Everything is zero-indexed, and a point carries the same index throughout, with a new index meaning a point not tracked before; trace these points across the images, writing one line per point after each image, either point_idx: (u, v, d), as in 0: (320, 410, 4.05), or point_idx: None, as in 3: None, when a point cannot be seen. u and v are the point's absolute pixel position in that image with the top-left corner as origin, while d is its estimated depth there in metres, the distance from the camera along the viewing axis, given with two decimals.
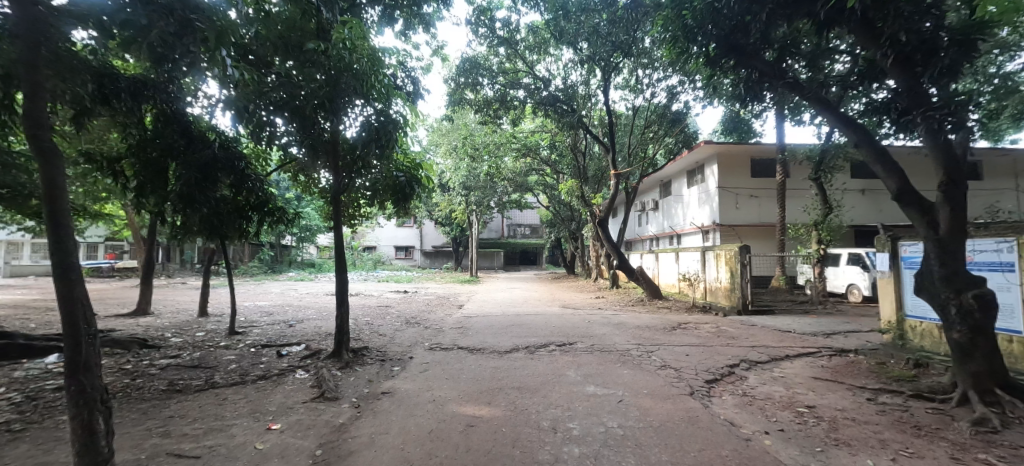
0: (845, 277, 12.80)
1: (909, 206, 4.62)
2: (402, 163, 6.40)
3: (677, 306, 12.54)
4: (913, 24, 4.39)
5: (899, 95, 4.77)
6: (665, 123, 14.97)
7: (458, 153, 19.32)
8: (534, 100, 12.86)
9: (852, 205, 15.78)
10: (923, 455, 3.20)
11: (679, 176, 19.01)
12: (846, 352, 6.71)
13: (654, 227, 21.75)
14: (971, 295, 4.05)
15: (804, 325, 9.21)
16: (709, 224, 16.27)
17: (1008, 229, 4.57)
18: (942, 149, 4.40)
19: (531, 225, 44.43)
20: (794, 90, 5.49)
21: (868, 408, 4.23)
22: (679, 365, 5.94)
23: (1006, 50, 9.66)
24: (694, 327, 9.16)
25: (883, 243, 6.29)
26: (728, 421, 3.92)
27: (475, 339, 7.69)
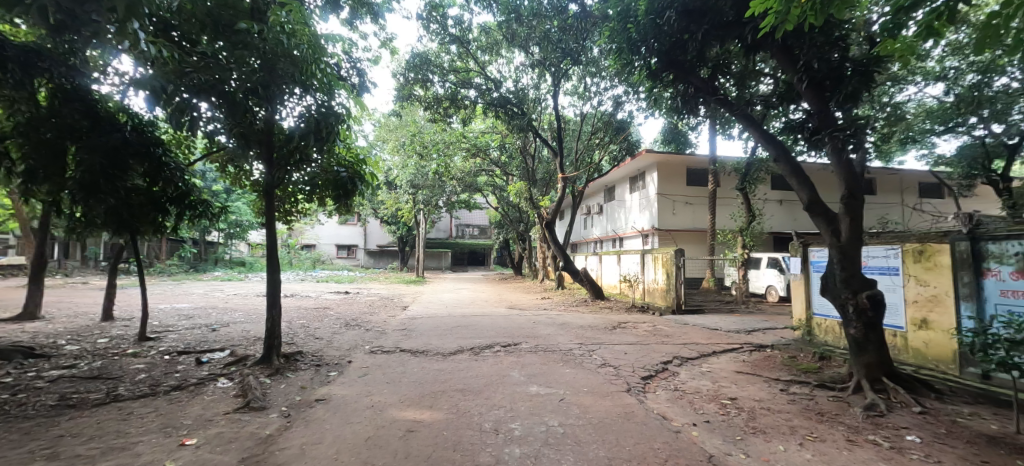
0: (765, 279, 13.99)
1: (817, 215, 5.13)
2: (343, 157, 6.17)
3: (617, 306, 13.07)
4: (822, 53, 4.96)
5: (812, 117, 5.28)
6: (611, 131, 15.54)
7: (405, 150, 18.82)
8: (485, 101, 12.83)
9: (772, 214, 17.31)
10: (825, 439, 3.56)
11: (622, 181, 19.84)
12: (763, 348, 7.35)
13: (598, 230, 22.50)
14: (865, 295, 4.59)
15: (730, 323, 9.95)
16: (648, 229, 17.12)
17: (895, 238, 5.22)
18: (846, 167, 4.96)
19: (480, 225, 44.30)
20: (723, 107, 5.86)
21: (781, 398, 4.64)
22: (617, 363, 6.18)
23: (896, 82, 11.08)
24: (633, 327, 9.58)
25: (795, 249, 6.95)
26: (660, 415, 4.13)
27: (418, 341, 7.52)
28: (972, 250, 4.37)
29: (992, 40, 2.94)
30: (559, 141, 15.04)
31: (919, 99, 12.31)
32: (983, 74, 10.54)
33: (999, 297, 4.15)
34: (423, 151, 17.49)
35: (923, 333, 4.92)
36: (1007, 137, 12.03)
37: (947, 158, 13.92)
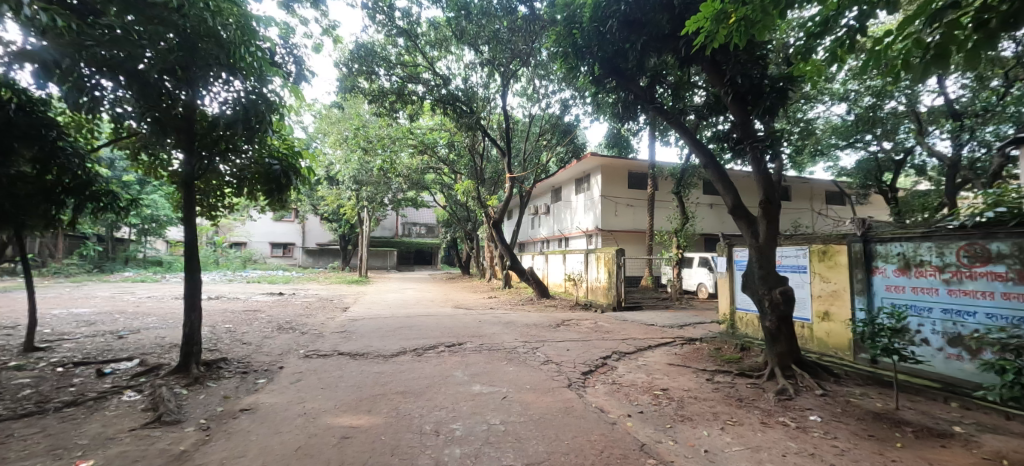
0: (697, 277, 14.98)
1: (740, 218, 5.57)
2: (276, 148, 5.74)
3: (561, 304, 13.38)
4: (746, 69, 5.40)
5: (735, 127, 5.73)
6: (558, 133, 15.99)
7: (348, 144, 18.01)
8: (433, 97, 12.58)
9: (703, 216, 18.57)
10: (742, 422, 3.89)
11: (568, 183, 20.34)
12: (693, 341, 7.87)
13: (545, 230, 22.90)
14: (779, 291, 5.07)
15: (665, 318, 10.55)
16: (592, 229, 17.70)
17: (803, 240, 5.79)
18: (765, 175, 5.42)
19: (427, 224, 43.49)
20: (659, 114, 6.22)
21: (706, 387, 5.00)
22: (560, 359, 6.34)
23: (809, 100, 12.32)
24: (576, 324, 9.86)
25: (722, 249, 7.50)
26: (598, 408, 4.29)
27: (359, 344, 7.24)
28: (864, 251, 4.95)
29: (876, 61, 3.33)
30: (508, 141, 15.06)
31: (827, 116, 13.75)
32: (876, 98, 12.01)
33: (885, 291, 4.74)
34: (367, 146, 16.83)
35: (826, 324, 5.50)
36: (894, 154, 13.77)
37: (848, 170, 15.70)
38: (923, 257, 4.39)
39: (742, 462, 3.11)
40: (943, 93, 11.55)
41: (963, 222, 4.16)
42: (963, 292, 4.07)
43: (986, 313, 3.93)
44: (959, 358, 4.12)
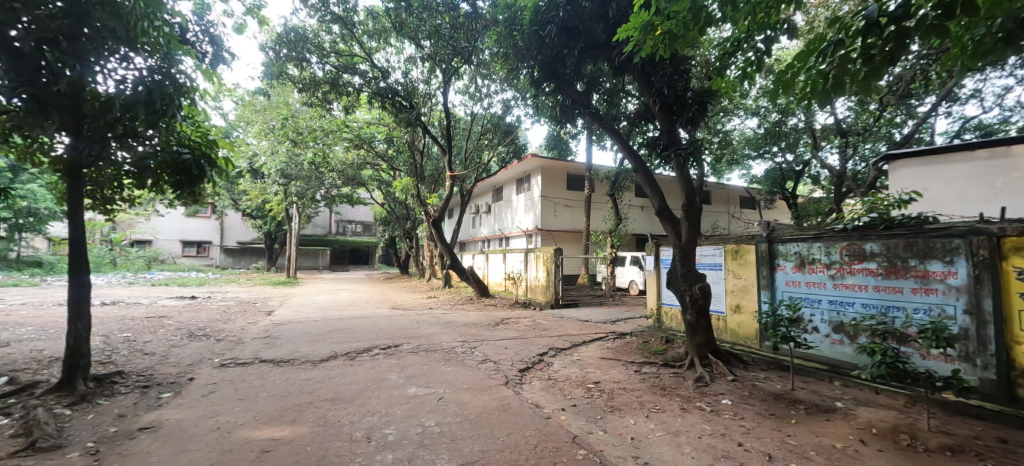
0: (628, 275, 15.81)
1: (665, 220, 5.94)
2: (187, 136, 5.11)
3: (501, 303, 13.46)
4: (671, 82, 5.77)
5: (662, 135, 6.10)
6: (500, 131, 15.87)
7: (275, 135, 16.74)
8: (371, 90, 12.01)
9: (635, 218, 19.62)
10: (665, 409, 4.16)
11: (508, 182, 20.53)
12: (624, 335, 8.29)
13: (486, 230, 22.91)
14: (698, 287, 5.51)
15: (599, 315, 11.01)
16: (532, 229, 18.00)
17: (719, 240, 6.30)
18: (687, 180, 5.83)
19: (363, 221, 41.72)
20: (594, 119, 6.45)
21: (634, 378, 5.30)
22: (497, 358, 6.38)
23: (727, 112, 13.48)
24: (515, 322, 9.98)
25: (651, 248, 7.97)
26: (533, 404, 4.38)
27: (285, 349, 6.77)
28: (769, 250, 5.51)
29: (783, 83, 3.70)
30: (449, 139, 14.82)
31: (741, 129, 15.14)
32: (781, 115, 13.43)
33: (785, 286, 5.31)
34: (297, 138, 15.75)
35: (737, 316, 6.04)
36: (795, 166, 15.47)
37: (759, 177, 17.39)
38: (815, 256, 4.98)
39: (664, 446, 3.34)
40: (834, 113, 13.19)
41: (847, 226, 4.80)
42: (845, 286, 4.68)
43: (861, 303, 4.54)
44: (841, 343, 4.72)
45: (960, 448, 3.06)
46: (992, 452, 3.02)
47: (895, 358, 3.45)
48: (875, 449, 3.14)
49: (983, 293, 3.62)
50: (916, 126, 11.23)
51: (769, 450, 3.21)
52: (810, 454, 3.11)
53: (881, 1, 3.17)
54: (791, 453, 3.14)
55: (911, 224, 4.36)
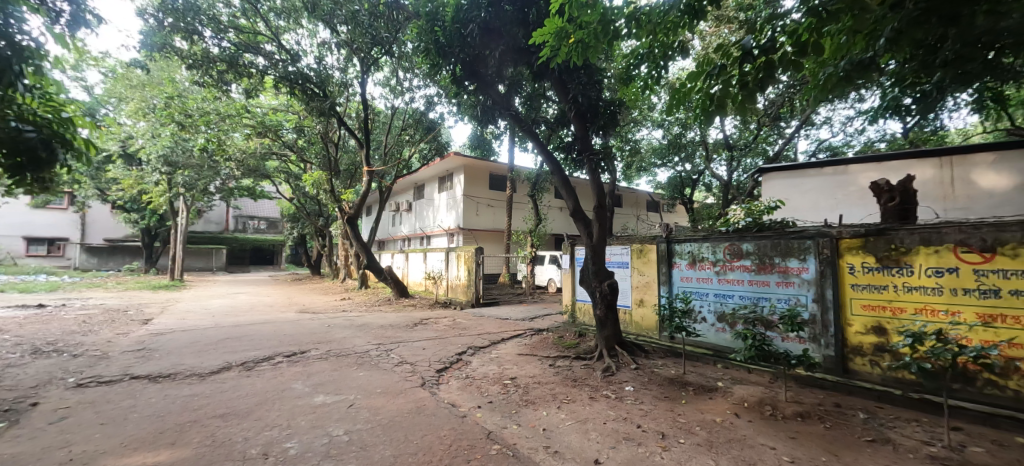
0: (547, 273, 16.35)
1: (579, 221, 6.25)
2: (31, 110, 4.10)
3: (420, 303, 13.15)
4: (585, 90, 6.08)
5: (577, 140, 6.39)
6: (421, 128, 15.79)
7: (157, 116, 14.57)
8: (277, 74, 10.94)
9: (554, 218, 20.38)
10: (575, 400, 4.39)
11: (430, 180, 20.13)
12: (541, 331, 8.57)
13: (406, 228, 22.23)
14: (607, 284, 5.89)
15: (518, 312, 11.26)
16: (453, 228, 17.83)
17: (627, 240, 6.77)
18: (598, 183, 6.18)
19: (267, 217, 38.16)
20: (514, 121, 6.56)
21: (548, 372, 5.51)
22: (414, 359, 6.24)
23: (637, 122, 14.57)
24: (434, 322, 9.82)
25: (567, 248, 8.33)
26: (449, 403, 4.36)
27: (165, 363, 5.94)
28: (667, 249, 6.07)
29: (681, 100, 4.10)
30: (366, 132, 14.09)
31: (649, 139, 16.46)
32: (681, 128, 14.86)
33: (680, 281, 5.89)
34: (185, 121, 13.85)
35: (641, 310, 6.56)
36: (692, 175, 17.21)
37: (662, 184, 19.05)
38: (704, 255, 5.59)
39: (572, 434, 3.52)
40: (723, 130, 14.92)
41: (728, 228, 5.45)
42: (727, 281, 5.32)
43: (739, 295, 5.20)
44: (723, 330, 5.36)
45: (807, 414, 3.65)
46: (830, 415, 3.65)
47: (761, 341, 4.02)
48: (746, 421, 3.62)
49: (826, 284, 4.37)
50: (785, 144, 13.11)
51: (662, 428, 3.55)
52: (695, 429, 3.49)
53: (752, 35, 3.69)
54: (681, 430, 3.50)
55: (776, 227, 5.09)
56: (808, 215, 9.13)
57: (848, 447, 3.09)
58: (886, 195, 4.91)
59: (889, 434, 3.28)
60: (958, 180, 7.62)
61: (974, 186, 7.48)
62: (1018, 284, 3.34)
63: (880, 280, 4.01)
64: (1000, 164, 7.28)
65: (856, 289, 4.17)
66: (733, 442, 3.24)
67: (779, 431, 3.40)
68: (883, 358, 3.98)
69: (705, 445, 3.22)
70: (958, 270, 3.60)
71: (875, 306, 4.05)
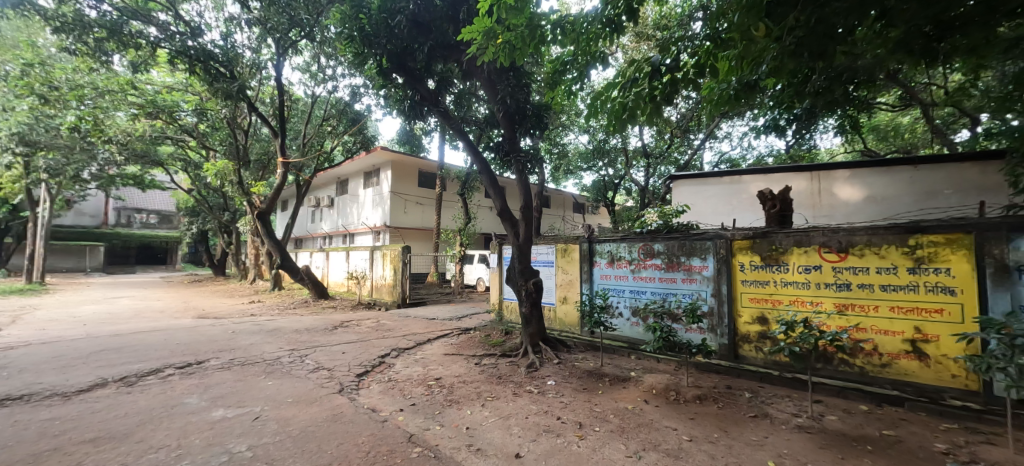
0: (476, 272, 16.35)
1: (506, 221, 6.35)
2: None
3: (341, 305, 12.46)
4: (514, 93, 6.20)
5: (505, 141, 6.47)
6: (345, 121, 15.24)
7: (11, 86, 12.26)
8: (172, 47, 9.68)
9: (483, 217, 20.44)
10: (499, 396, 4.46)
11: (354, 175, 19.16)
12: (469, 330, 8.56)
13: (327, 225, 20.93)
14: (532, 282, 6.05)
15: (446, 312, 11.13)
16: (379, 225, 17.13)
17: (552, 239, 7.00)
18: (525, 183, 6.32)
19: (159, 211, 33.74)
20: (442, 118, 6.48)
21: (474, 370, 5.53)
22: (332, 364, 5.91)
23: (564, 125, 15.12)
24: (356, 324, 9.37)
25: (495, 247, 8.41)
26: (369, 408, 4.20)
27: (16, 383, 5.01)
28: (589, 248, 6.39)
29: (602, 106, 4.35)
30: (282, 120, 13.04)
31: (575, 143, 17.13)
32: (605, 135, 15.68)
33: (600, 279, 6.23)
34: (50, 94, 11.96)
35: (564, 306, 6.82)
36: (614, 179, 18.19)
37: (588, 187, 19.94)
38: (621, 254, 5.97)
39: (495, 430, 3.58)
40: (642, 138, 16.00)
41: (643, 230, 5.89)
42: (640, 278, 5.74)
43: (651, 291, 5.63)
44: (637, 324, 5.77)
45: (704, 396, 4.07)
46: (722, 396, 4.11)
47: (667, 333, 4.40)
48: (653, 406, 3.95)
49: (722, 281, 4.90)
50: (695, 154, 14.38)
51: (580, 419, 3.74)
52: (609, 417, 3.73)
53: (660, 52, 4.09)
54: (596, 419, 3.72)
55: (683, 230, 5.60)
56: (710, 219, 10.04)
57: (736, 423, 3.50)
58: (771, 203, 5.59)
59: (768, 409, 3.77)
60: (824, 191, 8.76)
61: (836, 197, 8.65)
62: (863, 278, 4.01)
63: (765, 276, 4.58)
64: (855, 179, 8.46)
65: (745, 284, 4.73)
66: (641, 427, 3.51)
67: (680, 413, 3.75)
68: (765, 344, 4.56)
69: (617, 431, 3.45)
70: (821, 267, 4.24)
71: (759, 299, 4.62)
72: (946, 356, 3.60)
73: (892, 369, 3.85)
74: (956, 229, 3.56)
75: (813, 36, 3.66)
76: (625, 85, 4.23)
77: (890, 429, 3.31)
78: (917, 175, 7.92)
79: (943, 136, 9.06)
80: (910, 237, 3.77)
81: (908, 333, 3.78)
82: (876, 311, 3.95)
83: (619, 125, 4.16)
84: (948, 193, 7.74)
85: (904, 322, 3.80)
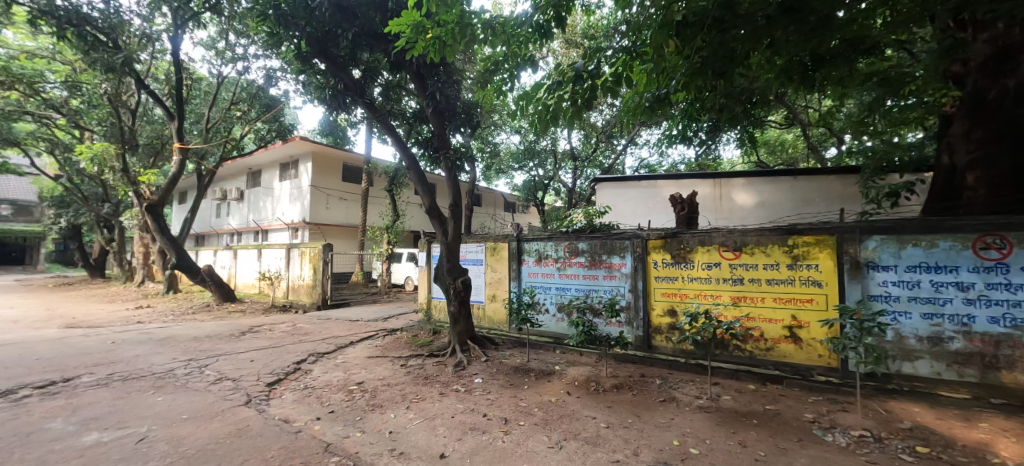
0: (403, 271, 15.91)
1: (434, 218, 6.27)
2: None
3: (251, 309, 11.43)
4: (444, 87, 6.13)
5: (435, 138, 6.38)
6: (258, 106, 13.95)
7: None
8: (35, 7, 8.18)
9: (412, 215, 19.94)
10: (425, 398, 4.41)
11: (268, 166, 17.65)
12: (395, 331, 8.31)
13: (235, 220, 19.05)
14: (460, 280, 6.03)
15: (371, 313, 10.68)
16: (297, 222, 15.97)
17: (482, 238, 7.03)
18: (454, 181, 6.27)
19: (15, 201, 28.36)
20: (368, 109, 6.20)
21: (399, 372, 5.40)
22: (238, 374, 5.41)
23: (496, 124, 15.26)
24: (268, 329, 8.66)
25: (423, 245, 8.24)
26: (281, 419, 3.92)
27: None
28: (517, 247, 6.52)
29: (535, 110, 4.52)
30: (180, 100, 11.64)
31: (507, 143, 17.35)
32: (536, 136, 16.04)
33: (527, 277, 6.40)
34: None
35: (493, 305, 6.90)
36: (544, 180, 18.63)
37: (518, 186, 20.28)
38: (548, 252, 6.18)
39: (420, 432, 3.54)
40: (569, 141, 16.63)
41: (569, 229, 6.14)
42: (566, 275, 5.98)
43: (575, 288, 5.89)
44: (561, 319, 6.02)
45: (621, 385, 4.36)
46: (636, 384, 4.43)
47: (589, 327, 4.64)
48: (575, 397, 4.15)
49: (638, 277, 5.28)
50: (618, 158, 15.23)
51: (506, 414, 3.83)
52: (534, 411, 3.86)
53: (584, 58, 4.36)
54: (521, 413, 3.82)
55: (604, 230, 5.93)
56: (629, 220, 10.70)
57: (647, 408, 3.81)
58: (681, 206, 6.12)
59: (675, 393, 4.15)
60: (726, 197, 9.75)
61: (734, 203, 9.68)
62: (753, 273, 4.55)
63: (675, 272, 5.02)
64: (750, 187, 9.55)
65: (657, 280, 5.15)
66: (563, 417, 3.68)
67: (599, 402, 3.99)
68: (674, 334, 5.00)
69: (541, 423, 3.59)
70: (720, 264, 4.75)
71: (670, 293, 5.06)
72: (815, 339, 4.21)
73: (774, 352, 4.43)
74: (823, 231, 4.18)
75: (715, 57, 4.18)
76: (549, 88, 4.46)
77: (772, 404, 3.81)
78: (797, 184, 9.17)
79: (818, 152, 10.54)
80: (789, 237, 4.35)
81: (787, 321, 4.36)
82: (763, 302, 4.50)
83: (543, 126, 4.40)
84: (819, 201, 9.04)
85: (784, 311, 4.38)
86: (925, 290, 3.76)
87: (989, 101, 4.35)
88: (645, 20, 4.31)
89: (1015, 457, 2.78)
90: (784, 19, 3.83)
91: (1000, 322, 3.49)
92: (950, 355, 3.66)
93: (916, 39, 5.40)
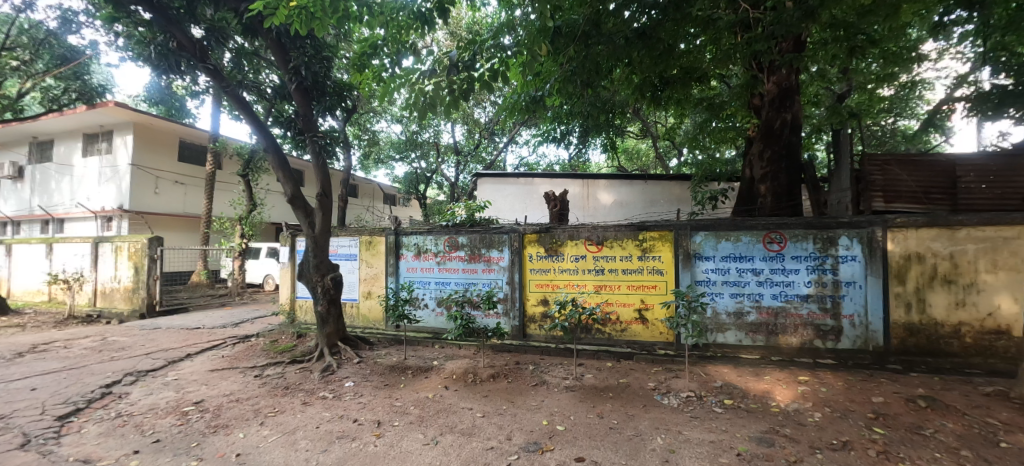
0: (261, 269, 14.08)
1: (298, 208, 5.67)
2: None
3: (35, 321, 8.92)
4: (311, 64, 5.56)
5: (299, 118, 5.76)
6: (45, 56, 10.99)
7: None
8: None
9: (273, 204, 17.77)
10: (283, 410, 4.00)
11: (64, 138, 13.88)
12: (248, 338, 7.31)
13: (12, 206, 14.64)
14: (329, 278, 5.55)
15: (216, 318, 9.22)
16: (110, 209, 12.89)
17: (355, 232, 6.59)
18: (323, 169, 5.75)
19: None
20: (213, 77, 5.30)
21: (252, 384, 4.79)
22: (11, 409, 4.18)
23: (374, 111, 14.45)
24: (63, 347, 6.84)
25: (285, 239, 7.39)
26: (80, 461, 3.16)
27: None
28: (395, 241, 6.27)
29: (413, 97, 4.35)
30: None
31: (387, 132, 16.57)
32: (417, 126, 15.61)
33: (406, 272, 6.24)
34: None
35: (368, 302, 6.55)
36: (426, 173, 18.18)
37: (398, 178, 19.49)
38: (428, 246, 6.09)
39: (276, 450, 3.21)
40: (453, 135, 16.58)
41: (448, 223, 6.12)
42: (445, 269, 5.98)
43: (455, 282, 5.94)
44: (440, 314, 6.04)
45: (496, 374, 4.54)
46: (511, 371, 4.67)
47: (467, 320, 4.70)
48: (452, 391, 4.20)
49: (514, 270, 5.54)
50: (499, 154, 15.66)
51: (378, 416, 3.69)
52: (409, 409, 3.80)
53: (463, 49, 4.37)
54: (396, 413, 3.73)
55: (483, 224, 6.07)
56: (508, 215, 11.10)
57: (520, 394, 4.05)
58: (554, 203, 6.59)
59: (545, 377, 4.48)
60: (592, 196, 10.75)
61: (599, 202, 10.74)
62: (612, 264, 5.14)
63: (547, 265, 5.41)
64: (611, 188, 10.72)
65: (533, 272, 5.48)
66: (439, 412, 3.70)
67: (475, 393, 4.11)
68: (546, 322, 5.40)
69: (416, 421, 3.55)
70: (585, 257, 5.25)
71: (543, 284, 5.43)
72: (657, 318, 4.96)
73: (627, 332, 5.08)
74: (665, 228, 4.91)
75: (583, 68, 4.57)
76: (424, 75, 4.35)
77: (623, 377, 4.37)
78: (647, 187, 10.59)
79: (664, 161, 12.31)
80: (640, 233, 5.02)
81: (637, 305, 5.04)
82: (619, 289, 5.11)
83: (420, 114, 4.29)
84: (663, 201, 10.56)
85: (634, 296, 5.05)
86: (733, 275, 4.70)
87: (775, 128, 5.60)
88: (521, 24, 4.51)
89: (784, 400, 3.67)
90: (638, 42, 4.41)
91: (778, 297, 4.56)
92: (748, 325, 4.64)
93: (731, 74, 6.67)
